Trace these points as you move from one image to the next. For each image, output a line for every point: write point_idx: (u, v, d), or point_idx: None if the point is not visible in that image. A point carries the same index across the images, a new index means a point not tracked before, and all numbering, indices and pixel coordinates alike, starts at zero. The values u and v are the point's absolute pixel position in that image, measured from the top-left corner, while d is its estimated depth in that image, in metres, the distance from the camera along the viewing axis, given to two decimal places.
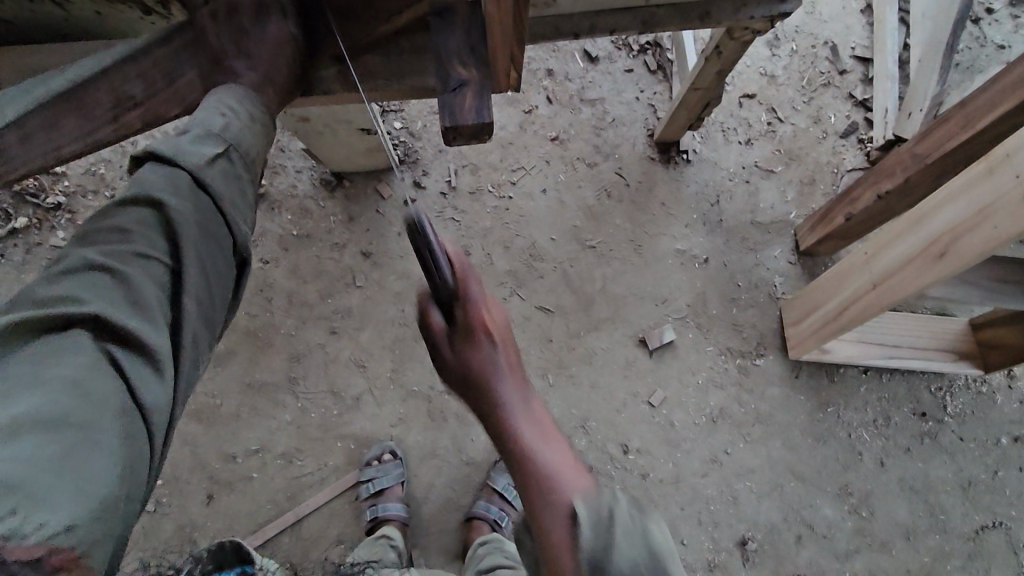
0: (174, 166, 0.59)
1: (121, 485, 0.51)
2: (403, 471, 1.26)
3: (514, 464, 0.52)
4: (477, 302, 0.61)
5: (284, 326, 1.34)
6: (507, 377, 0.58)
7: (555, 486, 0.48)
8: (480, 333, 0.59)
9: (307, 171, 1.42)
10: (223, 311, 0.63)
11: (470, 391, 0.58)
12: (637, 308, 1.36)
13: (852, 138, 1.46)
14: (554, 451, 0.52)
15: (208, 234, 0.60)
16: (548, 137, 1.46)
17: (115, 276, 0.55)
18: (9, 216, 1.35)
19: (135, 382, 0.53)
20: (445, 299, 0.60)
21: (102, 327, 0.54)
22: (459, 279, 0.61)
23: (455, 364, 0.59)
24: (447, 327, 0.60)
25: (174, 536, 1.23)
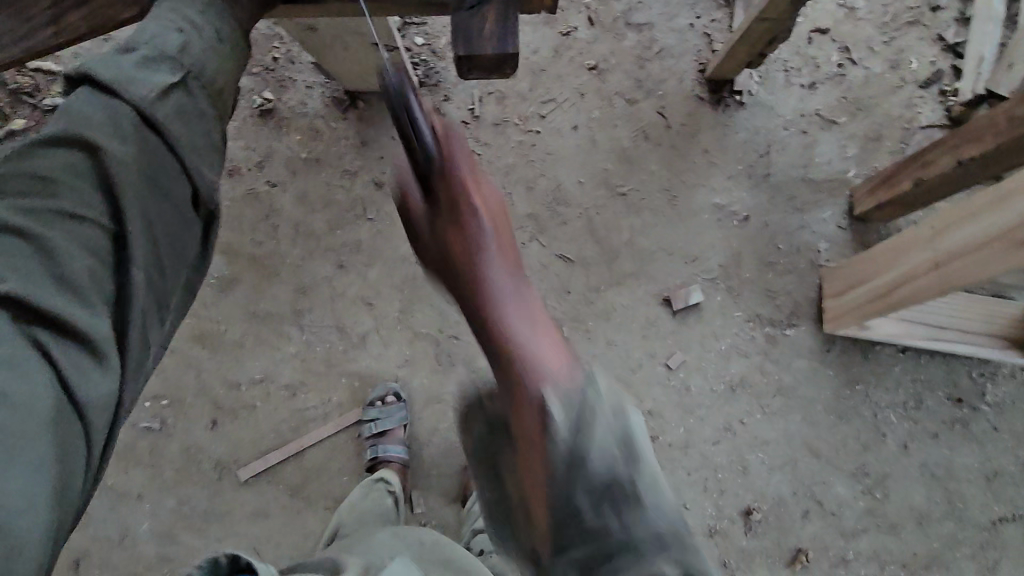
0: (119, 100, 0.51)
1: (49, 504, 0.44)
2: (406, 414, 1.22)
3: (493, 356, 0.50)
4: (463, 177, 0.54)
5: (290, 255, 1.27)
6: (492, 255, 0.52)
7: (530, 367, 0.47)
8: (464, 203, 0.53)
9: (319, 87, 1.31)
10: (182, 273, 0.56)
11: (451, 273, 0.53)
12: (665, 264, 1.26)
13: (933, 90, 1.28)
14: (541, 339, 0.49)
15: (156, 185, 0.52)
16: (585, 66, 1.31)
17: (31, 242, 0.47)
18: (5, 116, 1.25)
19: (70, 375, 0.47)
20: (426, 173, 0.54)
21: (18, 306, 0.46)
22: (445, 154, 0.54)
23: (431, 239, 0.54)
24: (429, 207, 0.54)
25: (177, 457, 1.22)
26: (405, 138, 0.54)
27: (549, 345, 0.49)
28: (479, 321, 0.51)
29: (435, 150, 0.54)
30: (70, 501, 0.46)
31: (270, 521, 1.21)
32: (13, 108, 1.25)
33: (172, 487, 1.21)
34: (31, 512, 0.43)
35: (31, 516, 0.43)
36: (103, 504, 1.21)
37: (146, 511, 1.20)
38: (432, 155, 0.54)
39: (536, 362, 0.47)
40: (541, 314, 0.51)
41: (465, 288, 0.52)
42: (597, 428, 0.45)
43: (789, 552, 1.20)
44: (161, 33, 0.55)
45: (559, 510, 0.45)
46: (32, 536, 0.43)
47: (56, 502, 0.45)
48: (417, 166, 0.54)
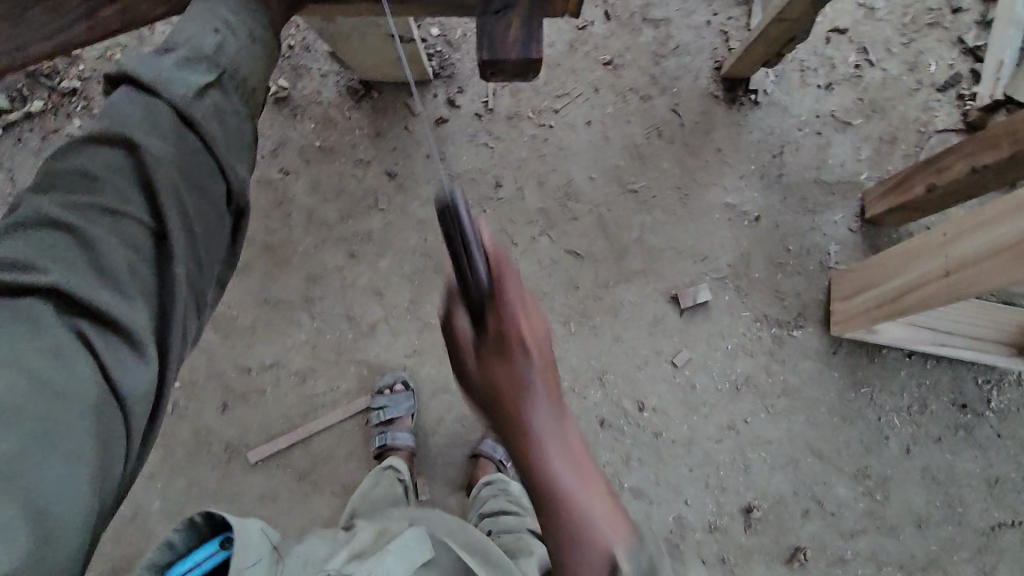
0: (158, 99, 0.53)
1: (88, 487, 0.47)
2: (414, 403, 1.24)
3: (540, 495, 0.54)
4: (513, 309, 0.54)
5: (302, 244, 1.29)
6: (542, 398, 0.54)
7: (586, 534, 0.52)
8: (515, 347, 0.54)
9: (334, 76, 1.31)
10: (218, 265, 0.58)
11: (498, 408, 0.54)
12: (674, 263, 1.26)
13: (951, 93, 1.27)
14: (591, 496, 0.54)
15: (195, 183, 0.53)
16: (600, 61, 1.31)
17: (75, 237, 0.50)
18: (24, 98, 1.26)
19: (110, 365, 0.49)
20: (481, 314, 0.54)
21: (62, 296, 0.49)
22: (495, 277, 0.54)
23: (478, 376, 0.55)
24: (475, 335, 0.55)
25: (189, 438, 1.25)
26: (455, 258, 0.53)
27: (605, 510, 0.54)
28: (528, 467, 0.54)
29: (489, 284, 0.53)
30: (107, 485, 0.49)
31: (279, 503, 1.23)
32: (31, 91, 1.27)
33: (184, 468, 1.24)
34: (71, 494, 0.46)
35: (70, 498, 0.46)
36: None
37: (158, 489, 1.23)
38: (486, 287, 0.53)
39: (588, 518, 0.53)
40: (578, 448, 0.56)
41: (512, 433, 0.54)
42: None
43: (787, 550, 1.21)
44: (198, 33, 0.56)
45: None
46: (72, 518, 0.46)
47: (95, 486, 0.48)
48: (467, 297, 0.54)
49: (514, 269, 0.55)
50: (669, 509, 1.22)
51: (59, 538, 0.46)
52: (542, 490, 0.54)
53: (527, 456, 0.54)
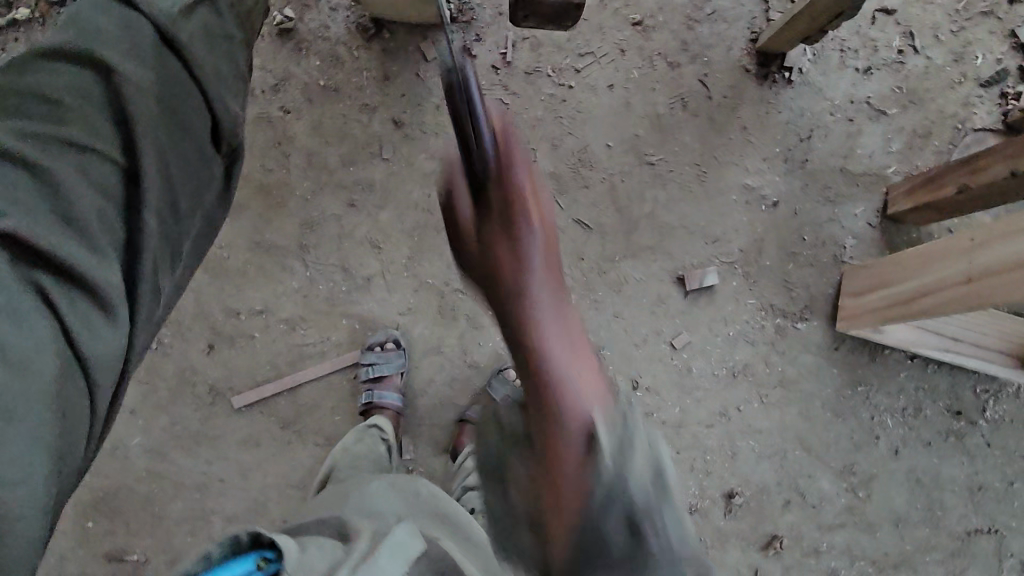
0: (138, 14, 0.58)
1: (40, 454, 0.51)
2: (405, 361, 1.21)
3: (527, 376, 0.49)
4: (522, 189, 0.51)
5: (300, 188, 1.23)
6: (537, 268, 0.50)
7: (569, 412, 0.47)
8: (521, 221, 0.50)
9: (344, 11, 1.23)
10: (200, 215, 0.63)
11: (494, 286, 0.51)
12: (684, 242, 1.22)
13: (994, 90, 1.21)
14: (580, 366, 0.49)
15: (172, 116, 0.58)
16: (629, 20, 1.23)
17: (35, 173, 0.53)
18: (10, 3, 1.17)
19: (73, 327, 0.53)
20: (488, 204, 0.51)
21: (26, 248, 0.52)
22: (503, 160, 0.51)
23: (477, 260, 0.52)
24: (476, 216, 0.52)
25: (173, 377, 1.22)
26: (461, 131, 0.51)
27: (587, 380, 0.48)
28: (521, 341, 0.49)
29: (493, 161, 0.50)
30: (67, 463, 0.54)
31: (261, 450, 1.21)
32: None
33: (166, 405, 1.21)
34: (36, 476, 0.51)
35: (27, 482, 0.50)
36: None
37: (139, 426, 1.21)
38: (492, 166, 0.51)
39: (571, 396, 0.47)
40: (587, 356, 0.50)
41: (513, 342, 0.50)
42: (635, 462, 0.47)
43: (764, 537, 1.22)
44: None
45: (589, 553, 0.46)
46: (32, 488, 0.50)
47: (50, 459, 0.52)
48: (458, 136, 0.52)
49: (527, 172, 0.52)
50: None
51: (13, 512, 0.49)
52: (529, 386, 0.49)
53: (525, 337, 0.49)
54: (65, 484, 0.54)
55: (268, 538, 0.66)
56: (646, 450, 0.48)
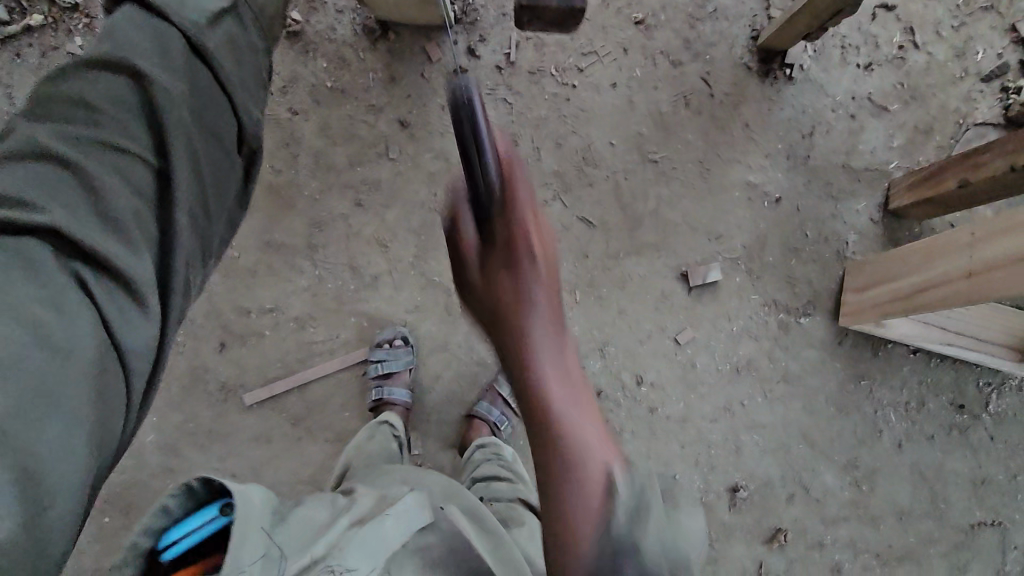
0: (167, 24, 0.61)
1: (84, 440, 0.52)
2: (412, 359, 1.23)
3: (516, 367, 0.53)
4: (523, 219, 0.54)
5: (308, 188, 1.25)
6: (542, 315, 0.53)
7: (573, 439, 0.50)
8: (523, 254, 0.54)
9: (350, 13, 1.25)
10: (223, 218, 0.66)
11: (497, 321, 0.54)
12: (687, 238, 1.23)
13: (995, 84, 1.22)
14: (591, 424, 0.52)
15: (204, 122, 0.61)
16: (632, 20, 1.24)
17: (75, 174, 0.56)
18: (24, 10, 1.19)
19: (111, 318, 0.55)
20: (491, 236, 0.55)
21: (66, 243, 0.55)
22: (508, 184, 0.55)
23: (483, 289, 0.55)
24: (478, 241, 0.56)
25: (186, 375, 1.24)
26: (467, 158, 0.55)
27: (593, 433, 0.51)
28: (518, 370, 0.53)
29: (497, 183, 0.54)
30: (103, 447, 0.55)
31: (272, 445, 1.24)
32: (31, 3, 1.19)
33: (179, 403, 1.23)
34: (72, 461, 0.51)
35: (62, 469, 0.51)
36: None
37: (153, 423, 1.23)
38: (496, 190, 0.54)
39: (581, 450, 0.50)
40: (571, 360, 0.55)
41: (512, 351, 0.53)
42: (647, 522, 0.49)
43: (768, 531, 1.23)
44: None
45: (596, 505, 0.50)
46: (68, 475, 0.51)
47: (91, 443, 0.53)
48: (465, 162, 0.56)
49: (529, 190, 0.55)
50: None
51: (59, 496, 0.51)
52: (540, 414, 0.51)
53: (520, 357, 0.53)
54: (100, 473, 0.56)
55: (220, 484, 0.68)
56: (654, 502, 0.51)
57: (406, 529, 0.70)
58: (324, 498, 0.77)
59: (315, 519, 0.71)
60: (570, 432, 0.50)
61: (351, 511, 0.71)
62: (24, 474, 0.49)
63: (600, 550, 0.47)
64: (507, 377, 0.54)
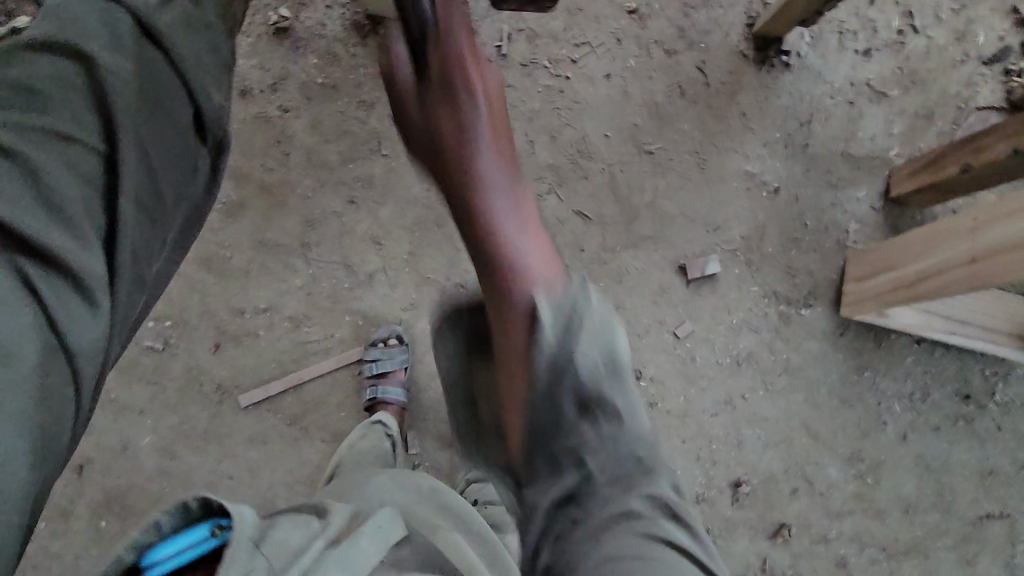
0: (117, 5, 0.60)
1: (24, 441, 0.51)
2: (408, 357, 1.22)
3: (474, 233, 0.63)
4: (469, 93, 0.65)
5: (300, 185, 1.24)
6: (498, 183, 0.63)
7: (516, 287, 0.60)
8: (460, 92, 0.65)
9: (339, 8, 1.23)
10: (185, 205, 0.65)
11: (446, 175, 0.65)
12: (685, 230, 1.22)
13: (997, 68, 1.20)
14: (532, 247, 0.61)
15: (154, 105, 0.60)
16: (625, 9, 1.22)
17: (17, 160, 0.55)
18: (11, 11, 1.18)
19: (57, 316, 0.55)
20: (425, 74, 0.65)
21: (10, 236, 0.54)
22: (459, 58, 0.65)
23: (421, 122, 0.66)
24: (418, 76, 0.66)
25: (180, 376, 1.23)
26: (411, 42, 0.65)
27: (536, 250, 0.61)
28: (463, 207, 0.63)
29: (429, 18, 0.63)
30: (50, 448, 0.54)
31: (269, 446, 1.22)
32: (19, 4, 1.18)
33: (175, 405, 1.22)
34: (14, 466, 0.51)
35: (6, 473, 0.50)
36: (107, 414, 1.22)
37: (149, 425, 1.22)
38: (433, 70, 0.65)
39: (525, 270, 0.60)
40: (544, 242, 0.63)
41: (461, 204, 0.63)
42: (584, 339, 0.60)
43: (772, 526, 1.21)
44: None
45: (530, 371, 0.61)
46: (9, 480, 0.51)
47: (35, 445, 0.52)
48: (411, 42, 0.65)
49: (467, 30, 0.65)
50: None
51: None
52: (497, 279, 0.61)
53: (468, 205, 0.63)
54: (51, 473, 0.55)
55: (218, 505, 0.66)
56: (601, 323, 0.61)
57: (381, 547, 0.68)
58: (296, 517, 0.70)
59: (288, 542, 0.65)
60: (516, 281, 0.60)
61: (324, 533, 0.67)
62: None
63: (543, 367, 0.60)
64: (456, 219, 0.64)
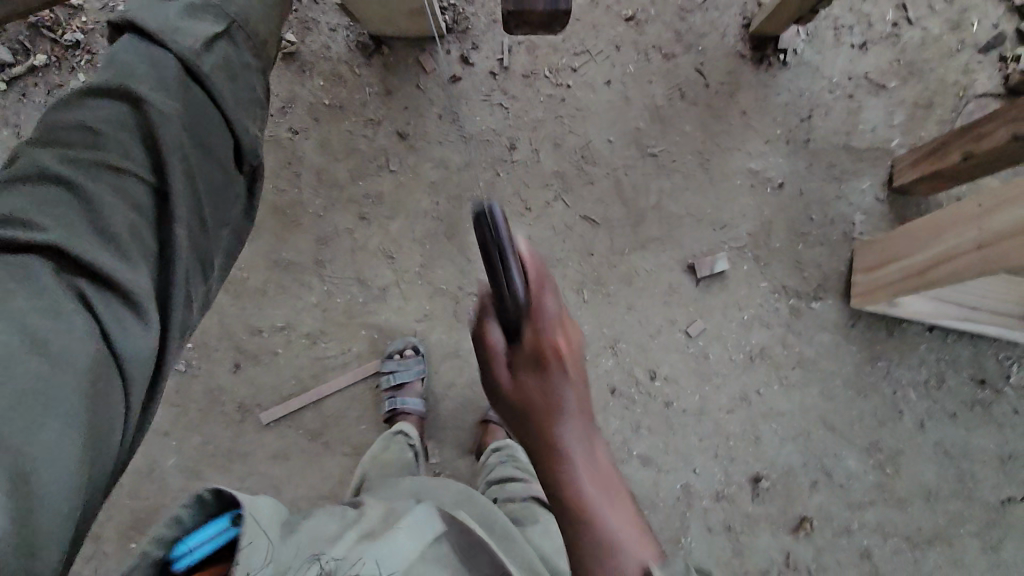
0: (165, 51, 0.63)
1: (77, 447, 0.53)
2: (424, 368, 1.24)
3: (568, 501, 0.57)
4: (549, 318, 0.59)
5: (312, 205, 1.26)
6: (571, 415, 0.57)
7: (610, 552, 0.57)
8: (551, 361, 0.57)
9: (343, 30, 1.26)
10: (226, 232, 0.68)
11: (528, 418, 0.58)
12: (692, 231, 1.23)
13: (993, 55, 1.21)
14: (619, 518, 0.58)
15: (200, 141, 0.64)
16: (622, 16, 1.24)
17: (76, 193, 0.59)
18: (26, 50, 1.21)
19: (109, 328, 0.57)
20: (518, 335, 0.58)
21: (67, 258, 0.57)
22: (532, 291, 0.59)
23: (512, 390, 0.58)
24: (507, 344, 0.59)
25: (203, 397, 1.25)
26: (489, 262, 0.58)
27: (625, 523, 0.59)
28: (558, 485, 0.58)
29: (524, 297, 0.57)
30: (101, 453, 0.56)
31: (291, 462, 1.24)
32: (34, 43, 1.22)
33: (198, 426, 1.25)
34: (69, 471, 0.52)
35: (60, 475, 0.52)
36: None
37: (173, 446, 1.24)
38: (522, 302, 0.57)
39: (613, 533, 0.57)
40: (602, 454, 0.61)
41: (545, 463, 0.58)
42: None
43: (793, 519, 1.21)
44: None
45: None
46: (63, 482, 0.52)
47: (88, 448, 0.54)
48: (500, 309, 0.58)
49: (553, 293, 0.60)
50: (677, 477, 1.21)
51: (45, 500, 0.51)
52: (577, 511, 0.57)
53: (558, 468, 0.57)
54: (101, 477, 0.56)
55: (229, 494, 0.69)
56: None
57: (418, 539, 0.71)
58: (332, 510, 0.78)
59: (325, 533, 0.72)
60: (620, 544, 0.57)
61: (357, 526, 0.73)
62: (16, 474, 0.49)
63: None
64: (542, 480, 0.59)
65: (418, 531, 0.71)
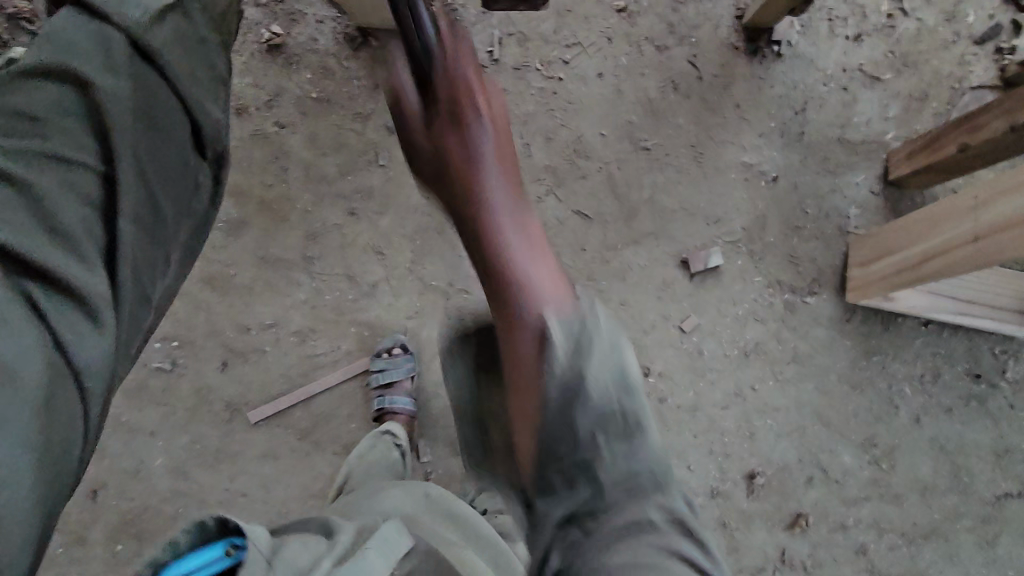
0: (111, 27, 0.62)
1: (31, 461, 0.52)
2: (414, 365, 1.22)
3: (495, 272, 0.63)
4: (464, 77, 0.66)
5: (300, 200, 1.24)
6: (494, 177, 0.65)
7: (529, 296, 0.62)
8: (465, 107, 0.66)
9: (331, 22, 1.24)
10: (188, 222, 0.67)
11: (451, 186, 0.66)
12: (685, 225, 1.22)
13: (989, 46, 1.20)
14: (537, 263, 0.63)
15: (149, 123, 0.62)
16: (614, 8, 1.22)
17: (20, 188, 0.57)
18: (6, 43, 1.19)
19: (63, 336, 0.56)
20: (436, 94, 0.66)
21: (15, 260, 0.55)
22: (448, 53, 0.66)
23: (430, 156, 0.67)
24: (422, 110, 0.68)
25: (190, 396, 1.23)
26: (418, 64, 0.66)
27: (544, 275, 0.63)
28: (479, 243, 0.64)
29: (433, 41, 0.65)
30: (57, 467, 0.54)
31: (280, 461, 1.22)
32: (13, 35, 1.19)
33: (185, 425, 1.22)
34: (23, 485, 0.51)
35: (14, 487, 0.51)
36: (118, 439, 1.22)
37: (160, 447, 1.22)
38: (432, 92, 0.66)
39: (534, 295, 0.62)
40: (546, 255, 0.65)
41: (469, 230, 0.65)
42: (597, 364, 0.62)
43: (789, 516, 1.20)
44: None
45: (547, 436, 0.63)
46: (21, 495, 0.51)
47: (41, 462, 0.53)
48: (418, 73, 0.67)
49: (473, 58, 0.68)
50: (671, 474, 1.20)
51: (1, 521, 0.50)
52: (499, 270, 0.63)
53: (479, 231, 0.64)
54: (58, 490, 0.55)
55: (234, 525, 0.63)
56: (610, 349, 0.63)
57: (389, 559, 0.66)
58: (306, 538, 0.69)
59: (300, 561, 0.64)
60: (523, 325, 0.62)
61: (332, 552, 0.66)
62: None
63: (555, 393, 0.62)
64: (474, 265, 0.66)
65: (389, 548, 0.67)
